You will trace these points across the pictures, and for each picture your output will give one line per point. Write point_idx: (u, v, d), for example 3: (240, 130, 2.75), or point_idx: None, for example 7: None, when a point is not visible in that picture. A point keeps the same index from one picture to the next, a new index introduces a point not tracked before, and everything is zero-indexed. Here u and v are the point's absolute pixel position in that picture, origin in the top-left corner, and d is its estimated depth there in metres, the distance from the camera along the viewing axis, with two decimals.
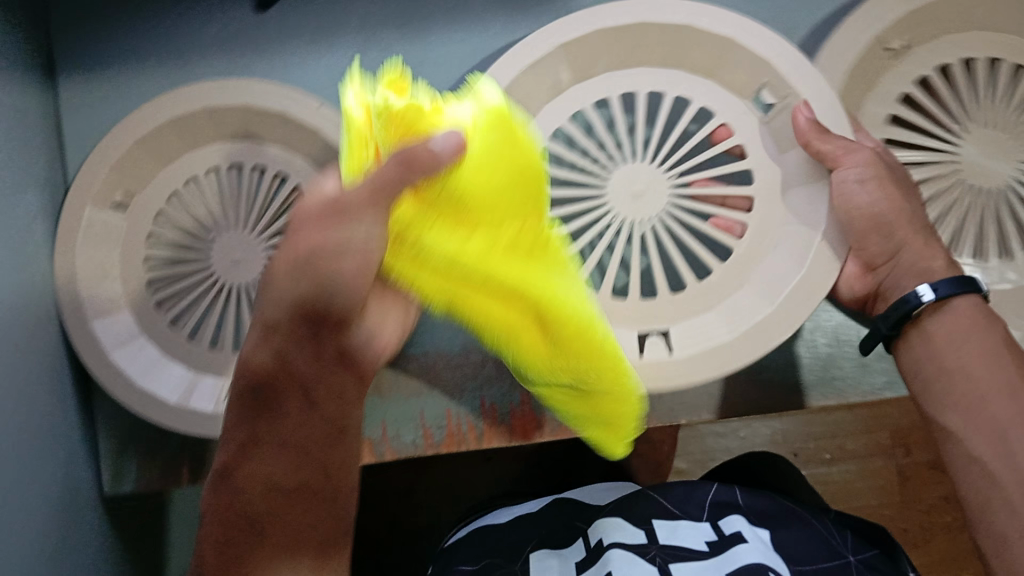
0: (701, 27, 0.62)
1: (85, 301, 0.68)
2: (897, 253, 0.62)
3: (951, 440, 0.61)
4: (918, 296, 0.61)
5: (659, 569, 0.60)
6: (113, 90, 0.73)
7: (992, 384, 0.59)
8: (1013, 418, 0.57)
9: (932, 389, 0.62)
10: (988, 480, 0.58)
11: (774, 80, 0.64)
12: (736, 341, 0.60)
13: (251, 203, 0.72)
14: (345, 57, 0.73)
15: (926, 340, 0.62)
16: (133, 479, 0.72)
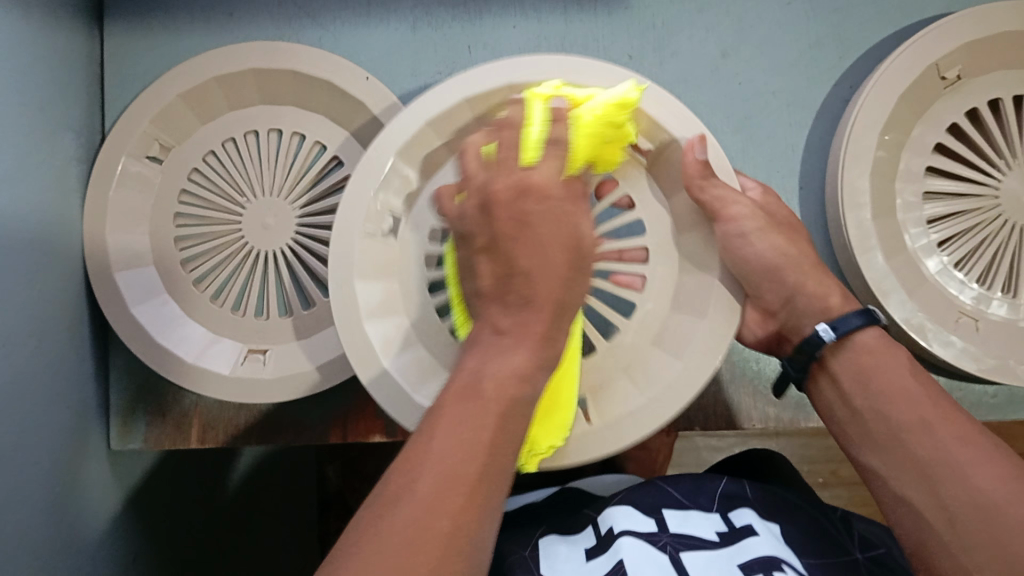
0: (571, 81, 0.57)
1: (111, 250, 0.68)
2: (790, 299, 0.59)
3: (880, 482, 0.53)
4: (818, 335, 0.57)
5: (670, 558, 0.54)
6: (160, 40, 0.73)
7: (904, 419, 0.53)
8: (936, 452, 0.50)
9: (850, 430, 0.56)
10: (918, 525, 0.50)
11: (648, 124, 0.60)
12: (653, 403, 0.57)
13: (287, 170, 0.70)
14: (394, 33, 0.72)
15: (834, 382, 0.57)
16: (141, 436, 0.72)
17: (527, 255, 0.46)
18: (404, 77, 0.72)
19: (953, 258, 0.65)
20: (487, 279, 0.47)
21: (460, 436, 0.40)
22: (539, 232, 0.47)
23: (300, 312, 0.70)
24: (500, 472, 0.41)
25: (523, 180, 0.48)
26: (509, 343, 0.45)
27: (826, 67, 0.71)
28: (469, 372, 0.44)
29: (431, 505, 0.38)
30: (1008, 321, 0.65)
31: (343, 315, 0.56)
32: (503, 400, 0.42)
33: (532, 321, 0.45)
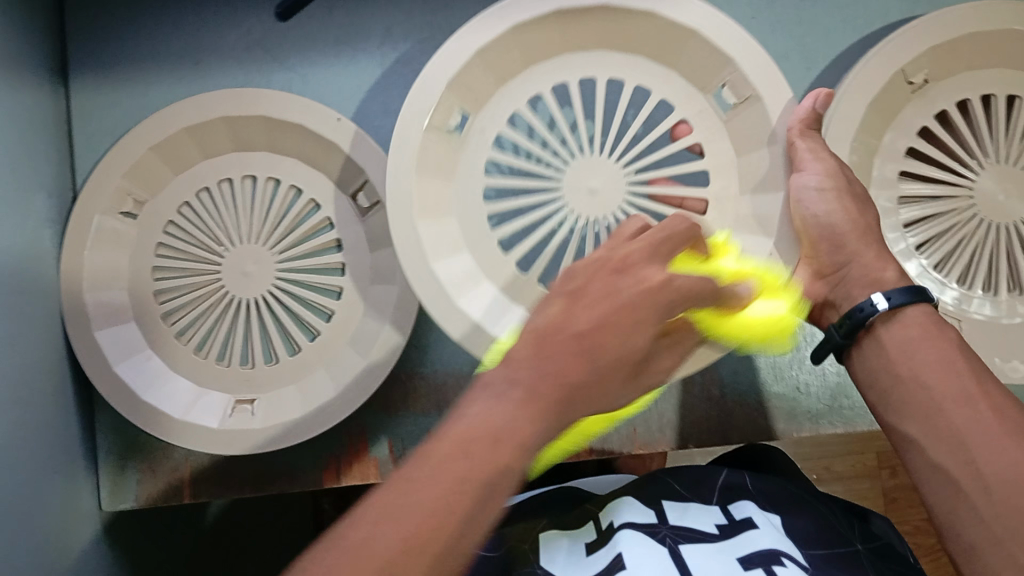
0: (660, 13, 0.58)
1: (90, 308, 0.67)
2: (846, 265, 0.59)
3: (914, 450, 0.53)
4: (873, 305, 0.55)
5: (669, 550, 0.53)
6: (127, 94, 0.73)
7: (946, 389, 0.52)
8: (975, 424, 0.50)
9: (888, 396, 0.55)
10: (952, 494, 0.50)
11: (732, 76, 0.59)
12: None
13: (265, 215, 0.70)
14: (362, 71, 0.72)
15: (878, 348, 0.56)
16: (133, 492, 0.71)
17: (600, 331, 0.45)
18: (377, 115, 0.72)
19: (932, 260, 0.66)
20: (546, 318, 0.47)
21: (436, 473, 0.40)
22: (598, 303, 0.46)
23: (287, 357, 0.69)
24: (476, 531, 0.40)
25: (611, 261, 0.49)
26: (516, 398, 0.43)
27: (793, 78, 0.72)
28: (472, 419, 0.42)
29: (402, 555, 0.38)
30: (991, 320, 0.65)
31: (402, 234, 0.57)
32: (470, 448, 0.41)
33: (544, 384, 0.43)
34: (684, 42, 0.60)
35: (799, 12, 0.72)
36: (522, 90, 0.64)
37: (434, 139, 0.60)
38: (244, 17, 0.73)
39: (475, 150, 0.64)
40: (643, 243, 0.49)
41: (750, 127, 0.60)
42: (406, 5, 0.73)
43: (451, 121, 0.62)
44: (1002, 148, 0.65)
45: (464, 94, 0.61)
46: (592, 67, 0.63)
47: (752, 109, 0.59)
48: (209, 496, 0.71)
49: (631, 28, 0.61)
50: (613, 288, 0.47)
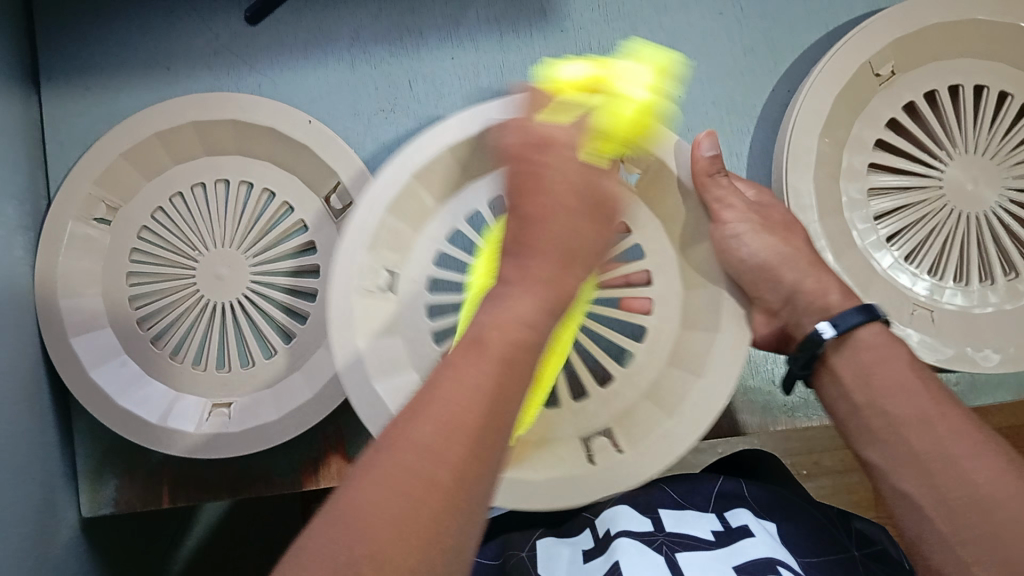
0: (515, 102, 0.56)
1: (65, 315, 0.66)
2: (791, 296, 0.58)
3: (883, 478, 0.53)
4: (818, 333, 0.56)
5: (665, 558, 0.54)
6: (98, 100, 0.73)
7: (906, 414, 0.52)
8: (934, 446, 0.50)
9: (850, 427, 0.55)
10: (919, 521, 0.50)
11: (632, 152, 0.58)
12: (681, 428, 0.55)
13: (238, 219, 0.70)
14: (334, 73, 0.73)
15: (833, 376, 0.56)
16: (112, 498, 0.71)
17: (529, 223, 0.47)
18: (349, 118, 0.73)
19: (903, 251, 0.66)
20: (511, 222, 0.49)
21: (468, 373, 0.40)
22: (556, 181, 0.48)
23: (264, 361, 0.69)
24: (503, 433, 0.40)
25: (532, 142, 0.51)
26: (518, 292, 0.44)
27: (760, 73, 0.73)
28: (499, 316, 0.43)
29: (434, 458, 0.37)
30: (963, 309, 0.66)
31: (362, 395, 0.54)
32: (509, 344, 0.41)
33: (543, 264, 0.46)
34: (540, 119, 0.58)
35: (765, 7, 0.73)
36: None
37: (370, 299, 0.56)
38: (213, 20, 0.73)
39: (408, 300, 0.59)
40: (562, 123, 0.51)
41: (659, 181, 0.59)
42: (375, 7, 0.73)
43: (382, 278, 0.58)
44: (971, 139, 0.65)
45: (387, 250, 0.58)
46: None
47: (663, 173, 0.59)
48: (188, 501, 0.71)
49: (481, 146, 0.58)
50: (540, 184, 0.48)
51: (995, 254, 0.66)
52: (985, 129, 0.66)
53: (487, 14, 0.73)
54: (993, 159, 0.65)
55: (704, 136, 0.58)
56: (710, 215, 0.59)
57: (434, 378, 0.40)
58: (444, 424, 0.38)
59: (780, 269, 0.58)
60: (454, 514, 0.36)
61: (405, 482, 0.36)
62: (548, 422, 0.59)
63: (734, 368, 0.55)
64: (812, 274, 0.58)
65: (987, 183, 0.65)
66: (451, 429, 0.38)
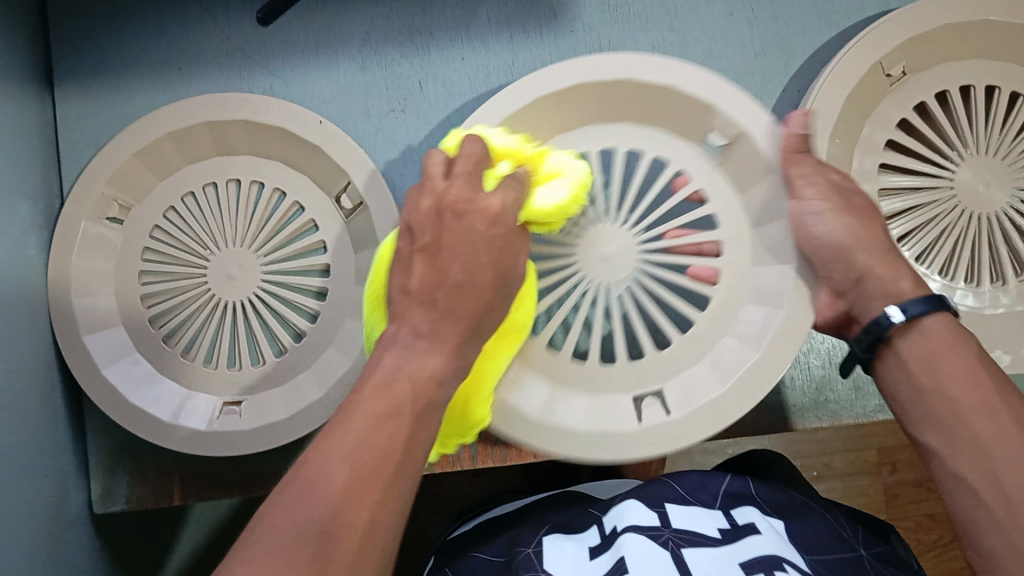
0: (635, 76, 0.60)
1: (78, 314, 0.67)
2: (861, 280, 0.57)
3: (935, 459, 0.52)
4: (887, 317, 0.55)
5: (671, 554, 0.53)
6: (111, 100, 0.73)
7: (971, 402, 0.51)
8: (997, 437, 0.50)
9: (908, 409, 0.54)
10: (969, 504, 0.50)
11: (718, 120, 0.62)
12: (732, 393, 0.58)
13: (249, 218, 0.71)
14: (345, 73, 0.73)
15: (898, 358, 0.55)
16: (124, 495, 0.72)
17: (434, 285, 0.47)
18: (359, 118, 0.73)
19: (913, 252, 0.66)
20: (416, 279, 0.48)
21: (377, 427, 0.43)
22: (457, 251, 0.48)
23: (274, 360, 0.70)
24: (414, 468, 0.44)
25: (443, 201, 0.49)
26: (425, 348, 0.46)
27: (771, 73, 0.73)
28: (391, 365, 0.46)
29: (342, 500, 0.41)
30: (974, 310, 0.65)
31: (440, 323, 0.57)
32: (419, 401, 0.45)
33: (448, 326, 0.47)
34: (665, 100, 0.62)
35: (775, 7, 0.73)
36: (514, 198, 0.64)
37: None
38: (225, 20, 0.74)
39: None
40: (462, 178, 0.50)
41: (748, 164, 0.62)
42: (386, 8, 0.73)
43: None
44: (983, 140, 0.65)
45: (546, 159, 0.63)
46: (609, 133, 0.64)
47: (745, 145, 0.62)
48: (200, 498, 0.72)
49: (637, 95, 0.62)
50: (460, 232, 0.48)
51: (1005, 255, 0.66)
52: (997, 129, 0.66)
53: (497, 14, 0.73)
54: (1005, 160, 0.65)
55: (796, 114, 0.60)
56: (789, 190, 0.60)
57: (342, 424, 0.43)
58: (357, 477, 0.41)
59: (854, 252, 0.57)
60: (366, 552, 0.41)
61: (318, 524, 0.40)
62: (614, 381, 0.63)
63: (795, 340, 0.58)
64: (882, 262, 0.57)
65: (999, 183, 0.65)
66: (362, 484, 0.41)
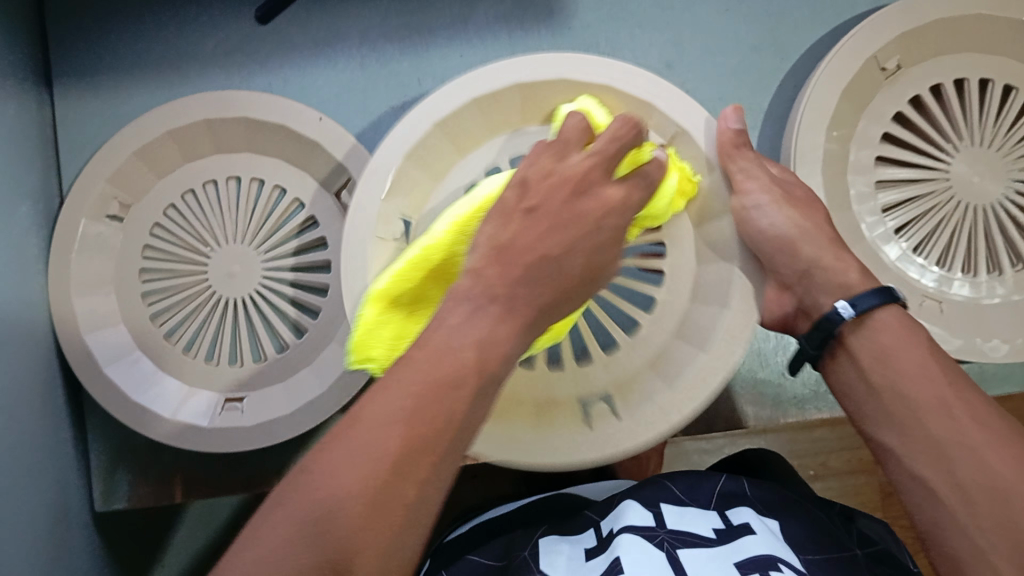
0: (577, 76, 0.58)
1: (79, 314, 0.67)
2: (807, 272, 0.58)
3: (891, 458, 0.51)
4: (837, 312, 0.55)
5: (666, 555, 0.53)
6: (111, 100, 0.74)
7: (923, 398, 0.50)
8: (954, 433, 0.48)
9: (865, 409, 0.54)
10: (929, 500, 0.49)
11: (655, 124, 0.60)
12: (676, 397, 0.58)
13: (249, 216, 0.71)
14: (343, 70, 0.73)
15: (851, 359, 0.55)
16: (125, 496, 0.71)
17: (529, 247, 0.46)
18: (360, 113, 0.73)
19: (911, 243, 0.67)
20: (506, 233, 0.46)
21: (432, 372, 0.40)
22: (554, 224, 0.47)
23: (275, 356, 0.70)
24: (462, 444, 0.40)
25: (562, 173, 0.49)
26: (494, 314, 0.43)
27: (767, 68, 0.74)
28: (451, 331, 0.42)
29: (387, 476, 0.37)
30: (971, 300, 0.66)
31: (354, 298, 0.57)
32: (479, 376, 0.41)
33: (522, 303, 0.44)
34: (608, 100, 0.60)
35: (770, 4, 0.74)
36: (461, 175, 0.62)
37: (386, 244, 0.58)
38: (223, 19, 0.74)
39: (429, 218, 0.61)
40: (590, 151, 0.49)
41: (692, 160, 0.61)
42: (383, 7, 0.74)
43: (396, 228, 0.59)
44: (977, 132, 0.66)
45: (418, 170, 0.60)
46: (542, 132, 0.62)
47: (687, 146, 0.60)
48: (201, 497, 0.72)
49: (565, 94, 0.60)
50: (568, 200, 0.47)
51: (1002, 245, 0.66)
52: (991, 121, 0.66)
53: (495, 12, 0.74)
54: (1001, 151, 0.66)
55: (730, 110, 0.60)
56: (731, 186, 0.61)
57: (406, 362, 0.40)
58: (410, 435, 0.38)
59: (802, 244, 0.59)
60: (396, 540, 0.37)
61: (363, 486, 0.36)
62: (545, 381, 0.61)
63: (737, 346, 0.57)
64: (827, 254, 0.59)
65: (997, 173, 0.66)
66: (418, 442, 0.38)
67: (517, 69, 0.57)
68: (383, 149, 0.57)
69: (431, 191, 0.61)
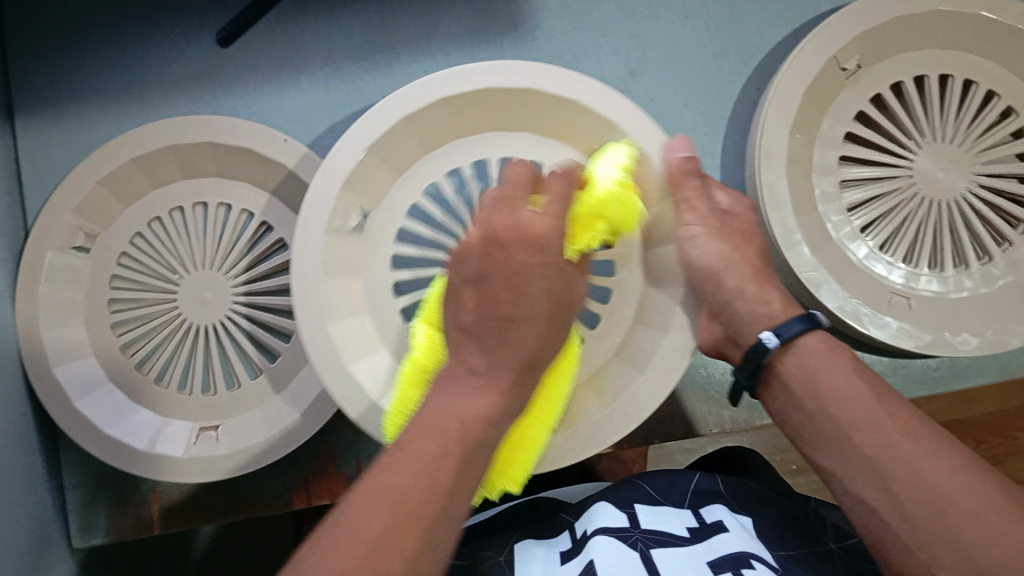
0: (499, 87, 0.59)
1: (48, 347, 0.66)
2: (733, 301, 0.59)
3: (835, 483, 0.52)
4: (763, 343, 0.56)
5: (641, 557, 0.52)
6: (76, 128, 0.73)
7: (852, 419, 0.51)
8: (884, 448, 0.49)
9: (804, 435, 0.54)
10: (872, 520, 0.49)
11: (614, 139, 0.61)
12: (613, 415, 0.59)
13: (218, 242, 0.70)
14: (308, 91, 0.73)
15: (783, 384, 0.55)
16: (103, 527, 0.71)
17: (484, 313, 0.47)
18: (325, 134, 0.73)
19: (877, 242, 0.67)
20: (468, 314, 0.48)
21: (426, 446, 0.42)
22: (501, 283, 0.48)
23: (248, 381, 0.69)
24: (450, 523, 0.41)
25: (485, 233, 0.50)
26: (480, 384, 0.46)
27: (730, 71, 0.74)
28: (437, 403, 0.45)
29: (382, 536, 0.38)
30: (939, 295, 0.67)
31: (316, 339, 0.57)
32: (466, 448, 0.43)
33: (500, 363, 0.46)
34: (568, 112, 0.61)
35: (732, 7, 0.74)
36: (401, 196, 0.63)
37: (338, 238, 0.60)
38: (186, 43, 0.74)
39: (381, 238, 0.63)
40: (535, 213, 0.51)
41: (644, 187, 0.62)
42: (347, 24, 0.74)
43: (352, 221, 0.61)
44: (941, 128, 0.66)
45: (363, 195, 0.61)
46: (485, 143, 0.64)
47: (641, 167, 0.61)
48: (179, 526, 0.71)
49: (525, 105, 0.61)
50: (512, 270, 0.48)
51: (967, 240, 0.67)
52: (954, 117, 0.67)
53: (458, 27, 0.74)
54: (964, 147, 0.66)
55: (676, 141, 0.60)
56: (678, 219, 0.61)
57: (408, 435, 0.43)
58: (404, 500, 0.40)
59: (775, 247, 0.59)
60: None
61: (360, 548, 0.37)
62: None
63: (674, 369, 0.58)
64: (751, 284, 0.59)
65: (961, 169, 0.66)
66: (410, 510, 0.39)
67: (438, 86, 0.58)
68: (325, 176, 0.57)
69: (389, 188, 0.63)
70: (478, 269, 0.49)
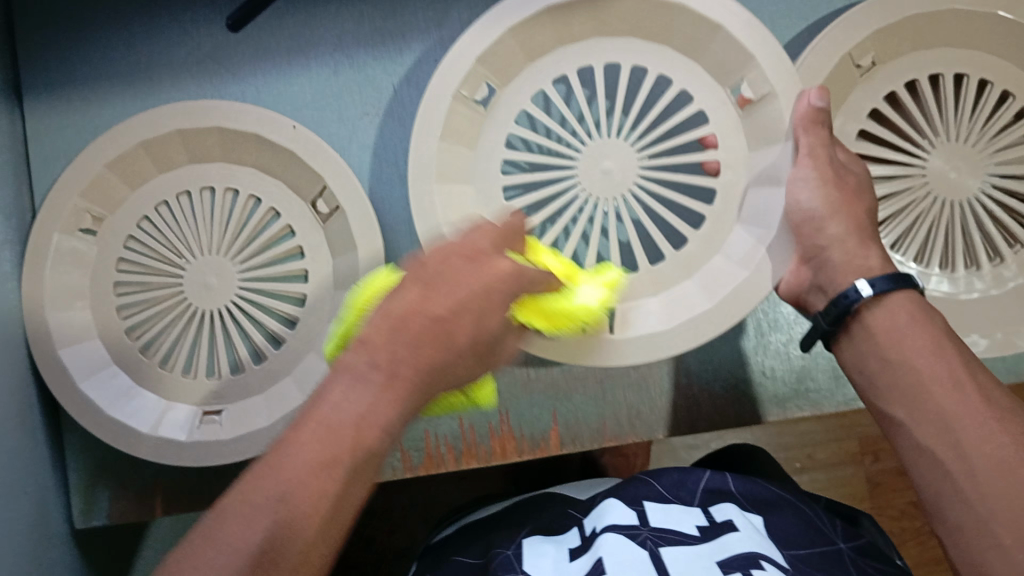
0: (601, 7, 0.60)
1: (54, 328, 0.66)
2: (828, 249, 0.59)
3: (902, 432, 0.54)
4: (857, 292, 0.56)
5: (649, 554, 0.52)
6: (84, 111, 0.73)
7: (934, 374, 0.53)
8: (961, 409, 0.51)
9: (877, 384, 0.56)
10: (935, 475, 0.51)
11: (752, 74, 0.60)
12: (683, 330, 0.60)
13: (224, 227, 0.70)
14: (317, 76, 0.73)
15: (865, 333, 0.57)
16: (106, 510, 0.71)
17: (421, 310, 0.46)
18: (334, 119, 0.73)
19: (890, 240, 0.67)
20: (400, 304, 0.47)
21: (301, 448, 0.42)
22: (446, 298, 0.47)
23: (253, 368, 0.70)
24: (339, 518, 0.42)
25: (477, 250, 0.50)
26: (376, 386, 0.44)
27: None
28: (334, 404, 0.43)
29: (252, 550, 0.39)
30: (949, 296, 0.67)
31: (428, 226, 0.60)
32: (344, 447, 0.42)
33: (408, 367, 0.45)
34: (693, 29, 0.61)
35: (744, 2, 0.74)
36: (523, 93, 0.65)
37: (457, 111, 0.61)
38: (195, 27, 0.73)
39: (498, 125, 0.65)
40: (507, 243, 0.51)
41: (769, 125, 0.62)
42: (357, 10, 0.73)
43: (479, 92, 0.63)
44: (955, 129, 0.66)
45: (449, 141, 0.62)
46: (610, 47, 0.64)
47: (771, 107, 0.60)
48: (182, 511, 0.71)
49: (654, 20, 0.62)
50: (464, 272, 0.48)
51: (979, 241, 0.66)
52: (968, 117, 0.66)
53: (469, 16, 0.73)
54: (978, 148, 0.66)
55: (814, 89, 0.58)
56: (795, 159, 0.61)
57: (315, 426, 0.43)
58: (287, 502, 0.40)
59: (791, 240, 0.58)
60: None
61: (233, 557, 0.39)
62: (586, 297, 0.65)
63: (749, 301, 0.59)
64: (852, 238, 0.59)
65: (974, 171, 0.66)
66: (283, 511, 0.40)
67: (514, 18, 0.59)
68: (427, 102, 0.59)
69: (518, 76, 0.65)
70: (429, 278, 0.48)
